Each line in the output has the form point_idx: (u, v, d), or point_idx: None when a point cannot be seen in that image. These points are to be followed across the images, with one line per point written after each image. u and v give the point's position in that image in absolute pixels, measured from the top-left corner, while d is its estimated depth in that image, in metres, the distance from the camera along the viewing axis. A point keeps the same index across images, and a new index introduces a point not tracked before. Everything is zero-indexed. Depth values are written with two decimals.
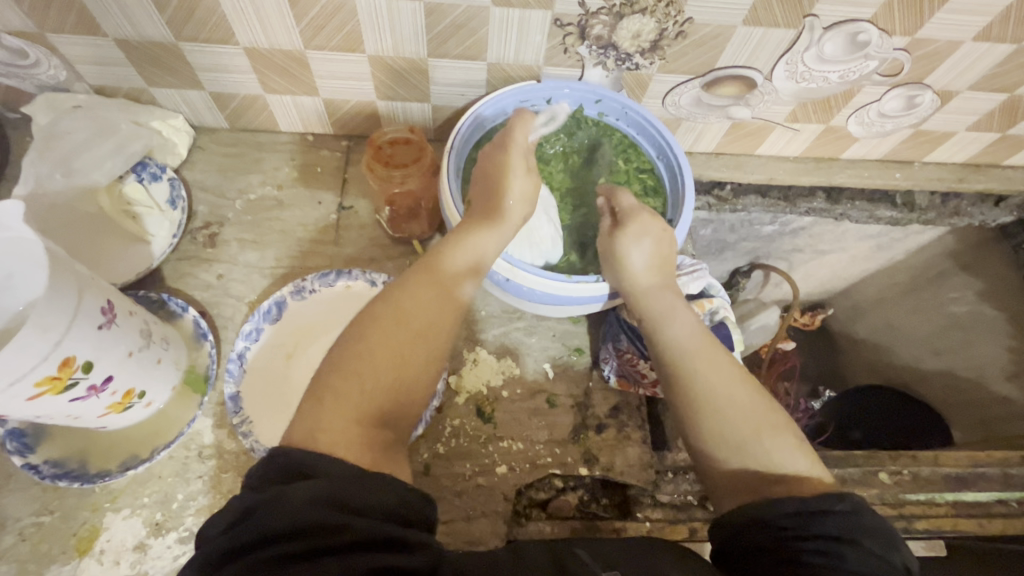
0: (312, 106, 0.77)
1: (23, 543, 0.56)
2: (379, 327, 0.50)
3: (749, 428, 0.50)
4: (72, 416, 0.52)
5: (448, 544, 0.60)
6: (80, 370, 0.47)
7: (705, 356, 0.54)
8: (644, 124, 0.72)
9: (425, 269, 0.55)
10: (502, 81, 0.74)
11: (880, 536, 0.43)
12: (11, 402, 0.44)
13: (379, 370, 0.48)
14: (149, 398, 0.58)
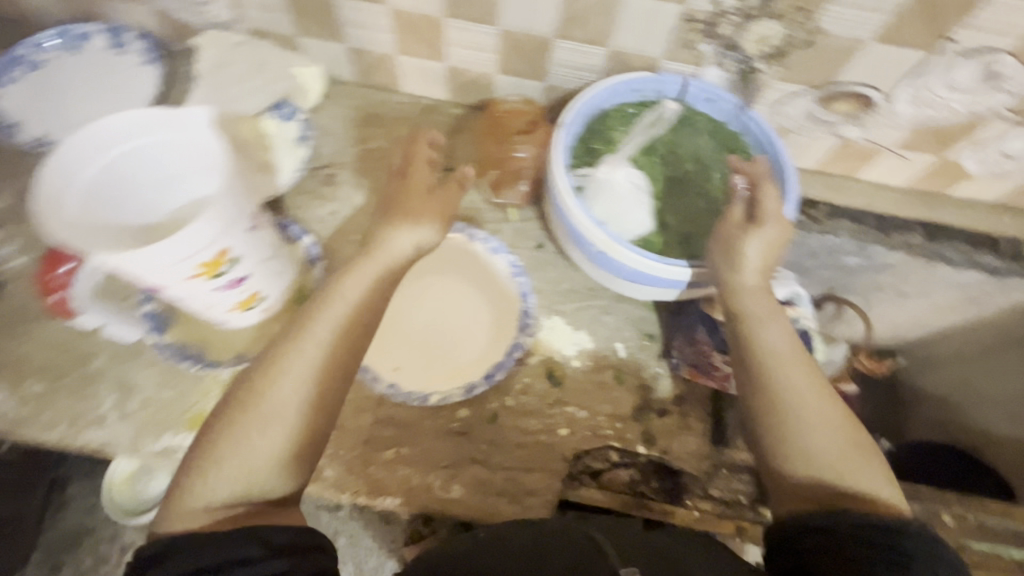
0: (435, 72, 0.83)
1: (144, 409, 0.65)
2: (257, 409, 0.53)
3: (828, 453, 0.54)
4: (208, 304, 0.59)
5: (503, 489, 0.64)
6: (229, 263, 0.54)
7: (797, 374, 0.57)
8: (753, 129, 0.73)
9: (311, 337, 0.56)
10: (619, 70, 0.77)
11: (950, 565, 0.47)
12: (175, 276, 0.52)
13: (258, 447, 0.53)
14: (266, 305, 0.66)
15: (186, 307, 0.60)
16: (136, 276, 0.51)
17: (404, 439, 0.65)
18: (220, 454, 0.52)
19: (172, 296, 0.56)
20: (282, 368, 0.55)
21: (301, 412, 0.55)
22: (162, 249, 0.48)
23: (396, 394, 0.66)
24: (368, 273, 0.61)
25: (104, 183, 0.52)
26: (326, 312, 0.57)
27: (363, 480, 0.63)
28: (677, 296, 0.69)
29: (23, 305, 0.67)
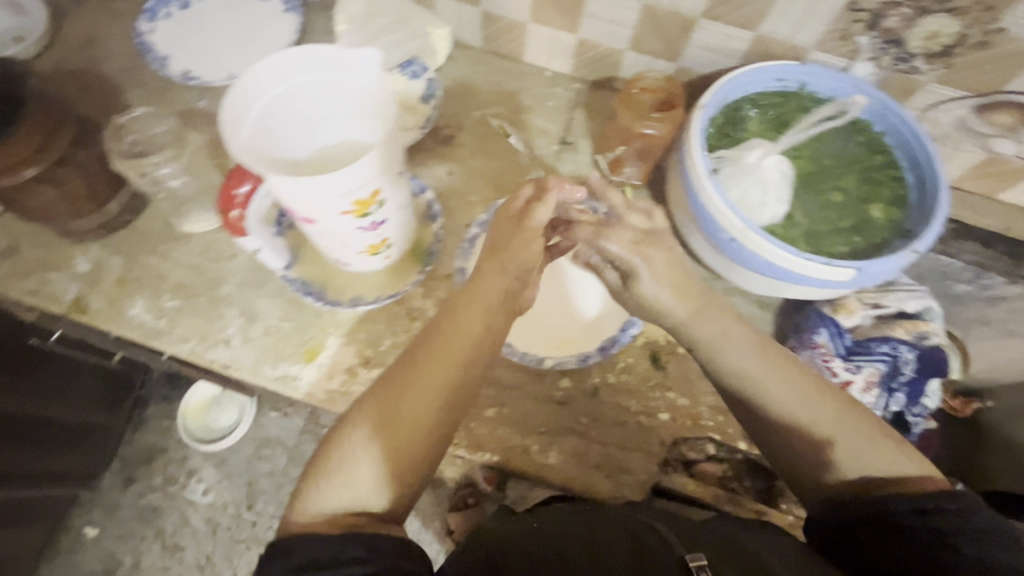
0: (565, 43, 0.81)
1: (265, 336, 0.68)
2: (372, 427, 0.54)
3: (864, 460, 0.52)
4: (345, 244, 0.61)
5: (601, 466, 0.64)
6: (376, 205, 0.56)
7: (777, 392, 0.55)
8: (903, 130, 0.67)
9: (430, 362, 0.56)
10: (760, 57, 0.74)
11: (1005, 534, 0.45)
12: (331, 210, 0.54)
13: (367, 461, 0.53)
14: (391, 253, 0.67)
15: (324, 244, 0.62)
16: (296, 204, 0.53)
17: (505, 399, 0.66)
18: (331, 463, 0.54)
19: (317, 231, 0.59)
20: (402, 394, 0.55)
21: (415, 439, 0.54)
22: (329, 180, 0.50)
23: (512, 353, 0.66)
24: (488, 302, 0.59)
25: (273, 113, 0.55)
26: (447, 338, 0.57)
27: (463, 433, 0.65)
28: (806, 297, 0.65)
29: (165, 225, 0.72)
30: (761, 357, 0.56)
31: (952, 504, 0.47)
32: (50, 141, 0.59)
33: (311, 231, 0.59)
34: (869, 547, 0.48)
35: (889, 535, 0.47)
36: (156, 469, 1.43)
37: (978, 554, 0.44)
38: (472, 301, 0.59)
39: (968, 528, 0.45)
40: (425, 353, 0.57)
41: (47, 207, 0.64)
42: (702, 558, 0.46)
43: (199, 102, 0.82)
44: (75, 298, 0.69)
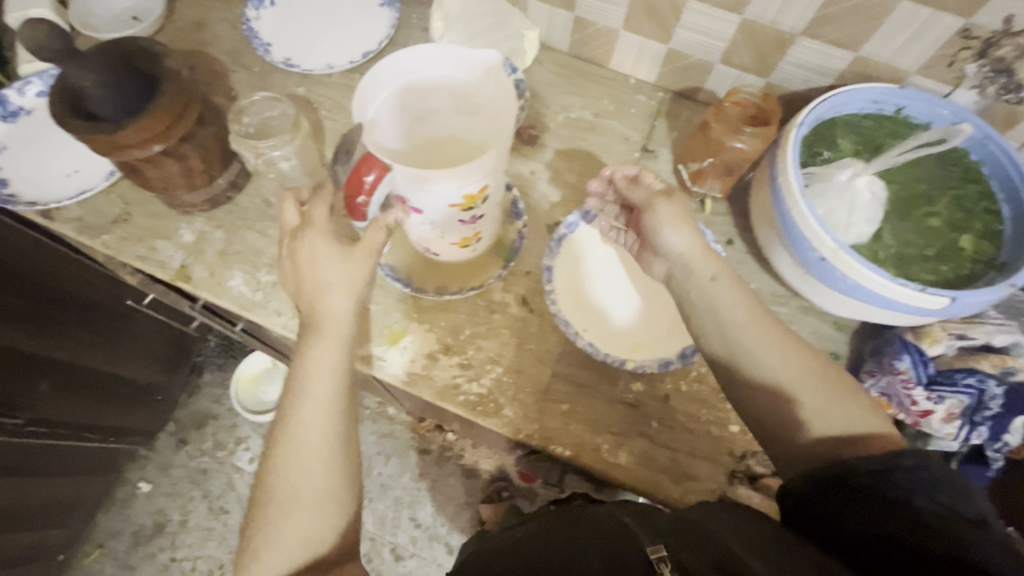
0: (654, 52, 0.82)
1: None
2: (273, 496, 0.55)
3: (828, 416, 0.53)
4: (442, 235, 0.64)
5: (670, 470, 0.65)
6: (480, 200, 0.60)
7: (757, 346, 0.56)
8: (1004, 161, 0.66)
9: (302, 415, 0.56)
10: (857, 78, 0.74)
11: (954, 488, 0.42)
12: (444, 200, 0.57)
13: (282, 528, 0.53)
14: (476, 249, 0.71)
15: (420, 234, 0.65)
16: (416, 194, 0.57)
17: (579, 396, 0.68)
18: (257, 547, 0.54)
19: (420, 221, 0.62)
20: (300, 442, 0.55)
21: (320, 484, 0.55)
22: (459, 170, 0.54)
23: (596, 353, 0.67)
24: (331, 343, 0.58)
25: (396, 104, 0.61)
26: (308, 384, 0.57)
27: (536, 426, 0.67)
28: (891, 323, 0.65)
29: (265, 204, 0.76)
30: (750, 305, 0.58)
31: (903, 459, 0.45)
32: (172, 118, 0.62)
33: (413, 221, 0.62)
34: (830, 518, 0.46)
35: (848, 503, 0.46)
36: (208, 434, 1.49)
37: (927, 508, 0.42)
38: (319, 342, 0.58)
39: (918, 483, 0.43)
40: (293, 406, 0.56)
41: (167, 179, 0.68)
42: (664, 550, 0.44)
43: (298, 88, 0.85)
44: (180, 266, 0.73)
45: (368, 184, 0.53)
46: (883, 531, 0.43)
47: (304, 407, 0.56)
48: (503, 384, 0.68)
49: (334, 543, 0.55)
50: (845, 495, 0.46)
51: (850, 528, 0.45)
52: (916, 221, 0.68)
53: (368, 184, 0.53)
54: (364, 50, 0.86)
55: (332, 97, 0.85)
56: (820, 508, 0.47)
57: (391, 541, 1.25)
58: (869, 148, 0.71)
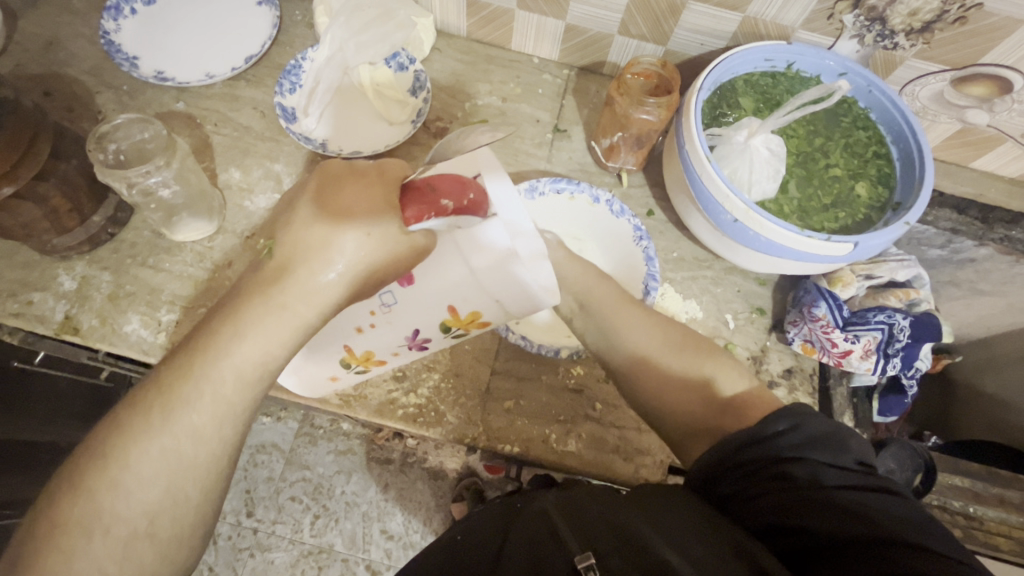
0: (553, 30, 0.80)
1: None
2: (111, 516, 0.41)
3: (702, 383, 0.54)
4: (374, 337, 0.58)
5: (619, 448, 0.65)
6: (456, 327, 0.60)
7: (627, 326, 0.58)
8: (887, 105, 0.69)
9: (191, 418, 0.44)
10: (748, 38, 0.75)
11: (829, 446, 0.45)
12: (447, 298, 0.56)
13: (111, 566, 0.41)
14: (362, 376, 0.63)
15: (338, 327, 0.57)
16: (434, 267, 0.54)
17: (521, 391, 0.67)
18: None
19: (373, 304, 0.56)
20: (164, 460, 0.43)
21: (189, 517, 0.44)
22: (511, 270, 0.53)
23: (529, 346, 0.66)
24: (276, 330, 0.46)
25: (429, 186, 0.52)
26: (217, 385, 0.45)
27: (481, 427, 0.65)
28: (806, 272, 0.67)
29: (154, 235, 0.69)
30: (618, 287, 0.62)
31: (778, 425, 0.46)
32: (18, 156, 0.56)
33: (366, 307, 0.56)
34: (735, 497, 0.46)
35: (745, 483, 0.46)
36: None
37: (816, 480, 0.43)
38: (257, 324, 0.46)
39: (797, 445, 0.45)
40: (179, 409, 0.44)
41: (28, 224, 0.61)
42: (591, 556, 0.43)
43: (177, 104, 0.78)
44: (65, 317, 0.65)
45: (468, 197, 0.49)
46: (780, 500, 0.43)
47: (202, 417, 0.45)
48: (442, 391, 0.66)
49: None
50: (747, 484, 0.45)
51: (752, 507, 0.44)
52: (819, 173, 0.71)
53: (468, 200, 0.49)
54: (246, 54, 0.79)
55: (218, 110, 0.78)
56: (723, 491, 0.47)
57: (365, 559, 1.22)
58: (768, 105, 0.73)
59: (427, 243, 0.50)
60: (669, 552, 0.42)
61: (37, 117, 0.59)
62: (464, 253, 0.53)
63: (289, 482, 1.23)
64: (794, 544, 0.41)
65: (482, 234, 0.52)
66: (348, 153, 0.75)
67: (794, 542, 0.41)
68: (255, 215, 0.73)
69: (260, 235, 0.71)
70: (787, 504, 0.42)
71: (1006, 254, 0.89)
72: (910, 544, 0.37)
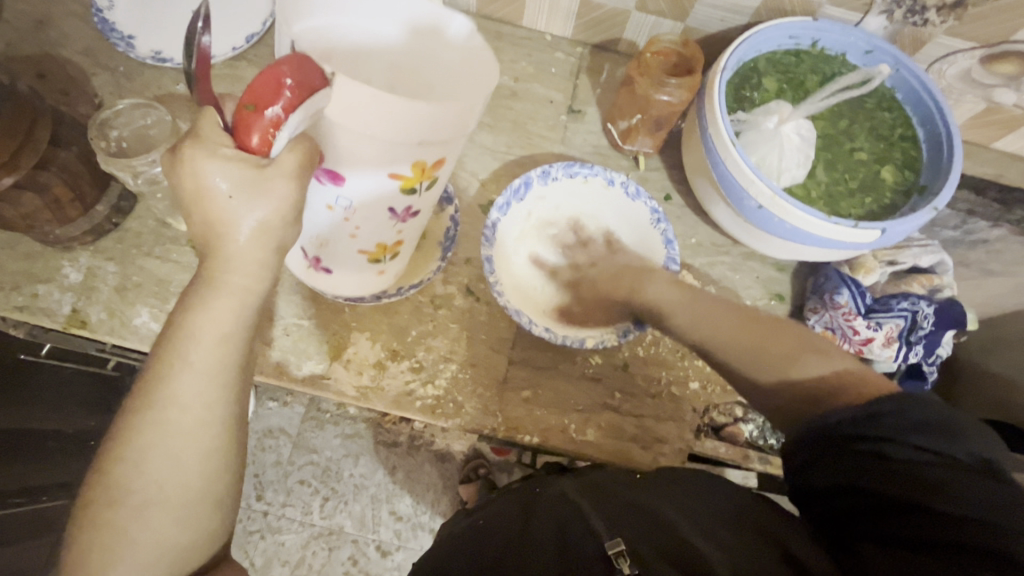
0: (567, 5, 0.77)
1: (285, 337, 0.65)
2: (127, 488, 0.42)
3: (793, 367, 0.52)
4: (357, 225, 0.49)
5: (638, 437, 0.65)
6: (427, 175, 0.46)
7: (707, 318, 0.59)
8: (915, 85, 0.67)
9: (172, 388, 0.42)
10: (771, 14, 0.72)
11: (933, 431, 0.40)
12: (381, 167, 0.43)
13: (139, 531, 0.42)
14: (402, 258, 0.61)
15: (331, 242, 0.52)
16: (344, 136, 0.39)
17: (539, 380, 0.66)
18: (96, 551, 0.41)
19: (334, 210, 0.47)
20: (159, 432, 0.42)
21: (197, 481, 0.44)
22: (417, 112, 0.37)
23: (552, 337, 0.63)
24: (232, 300, 0.43)
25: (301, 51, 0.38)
26: (188, 353, 0.43)
27: (500, 418, 0.64)
28: (829, 258, 0.66)
29: (159, 224, 0.67)
30: (676, 288, 0.63)
31: (885, 405, 0.41)
32: (16, 145, 0.54)
33: (336, 219, 0.48)
34: (802, 471, 0.44)
35: (817, 451, 0.43)
36: None
37: (903, 455, 0.39)
38: (213, 298, 0.43)
39: (901, 428, 0.40)
40: (164, 381, 0.43)
41: (30, 215, 0.59)
42: (622, 542, 0.43)
43: (176, 86, 0.75)
44: (72, 311, 0.64)
45: (287, 90, 0.36)
46: (855, 477, 0.40)
47: (186, 385, 0.42)
48: (460, 381, 0.65)
49: (208, 544, 0.45)
50: (822, 444, 0.43)
51: (813, 476, 0.43)
52: (843, 157, 0.69)
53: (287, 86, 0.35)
54: (247, 33, 0.76)
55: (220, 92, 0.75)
56: (795, 463, 0.45)
57: (375, 539, 1.23)
58: (793, 86, 0.71)
59: (302, 157, 0.39)
60: (699, 541, 0.43)
61: (36, 102, 0.57)
62: (355, 132, 0.39)
63: (298, 465, 1.24)
64: (843, 505, 0.41)
65: (346, 98, 0.37)
66: None
67: (841, 506, 0.41)
68: None
69: None
70: (868, 480, 0.40)
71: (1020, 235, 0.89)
72: (972, 523, 0.36)
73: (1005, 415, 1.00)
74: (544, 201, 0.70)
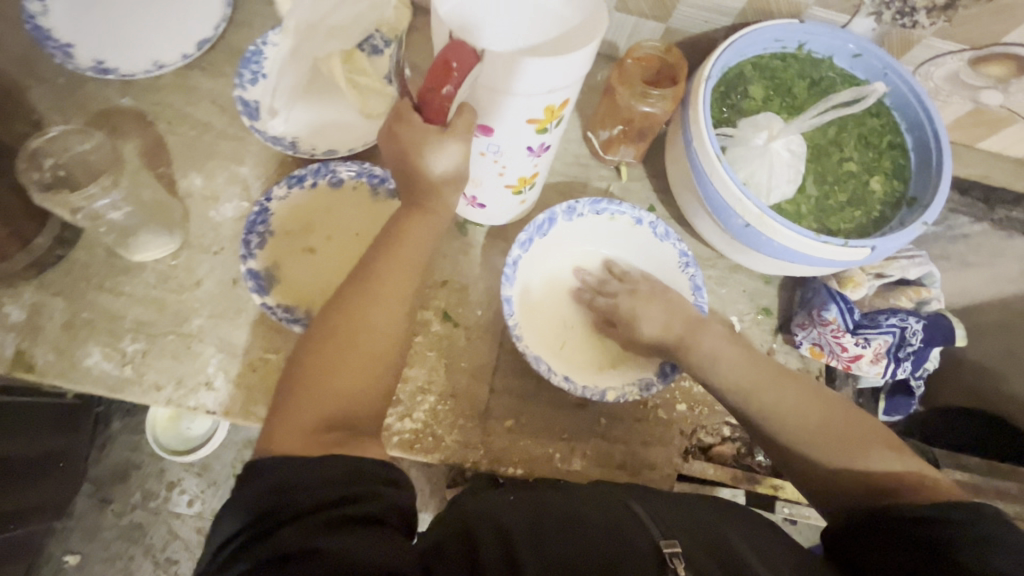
0: None
1: (252, 372, 0.61)
2: (342, 339, 0.49)
3: (857, 459, 0.51)
4: (502, 170, 0.57)
5: (625, 464, 0.63)
6: (557, 118, 0.51)
7: (773, 397, 0.54)
8: (904, 90, 0.65)
9: (384, 266, 0.52)
10: (756, 15, 0.69)
11: (1011, 553, 0.40)
12: (520, 114, 0.49)
13: (344, 379, 0.48)
14: (536, 187, 0.64)
15: (480, 182, 0.59)
16: (497, 104, 0.48)
17: (521, 409, 0.63)
18: (309, 392, 0.48)
19: (485, 154, 0.54)
20: (365, 301, 0.50)
21: (387, 347, 0.51)
22: (551, 63, 0.44)
23: (572, 389, 0.59)
24: (427, 216, 0.53)
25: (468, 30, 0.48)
26: (399, 242, 0.53)
27: (483, 450, 0.62)
28: (816, 273, 0.64)
29: (110, 255, 0.62)
30: (737, 347, 0.58)
31: (960, 513, 0.43)
32: None
33: (484, 158, 0.55)
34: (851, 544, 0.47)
35: (878, 538, 0.45)
36: (134, 486, 1.28)
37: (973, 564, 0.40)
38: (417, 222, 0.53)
39: (971, 538, 0.41)
40: (375, 264, 0.52)
41: None
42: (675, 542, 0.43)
43: (122, 99, 0.69)
44: (16, 352, 0.59)
45: (454, 73, 0.43)
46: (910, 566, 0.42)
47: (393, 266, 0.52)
48: (439, 414, 0.62)
49: (377, 408, 0.50)
50: (882, 529, 0.45)
51: (869, 558, 0.45)
52: (830, 166, 0.67)
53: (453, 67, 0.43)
54: (197, 40, 0.70)
55: (170, 105, 0.70)
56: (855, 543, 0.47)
57: None
58: (779, 92, 0.68)
59: (467, 117, 0.47)
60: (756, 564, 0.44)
61: None
62: (498, 90, 0.46)
63: None
64: None
65: (498, 64, 0.44)
66: (322, 154, 0.68)
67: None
68: (222, 226, 0.65)
69: (230, 250, 0.65)
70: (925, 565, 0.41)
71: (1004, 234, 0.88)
72: None
73: (983, 406, 1.02)
74: (569, 236, 0.67)
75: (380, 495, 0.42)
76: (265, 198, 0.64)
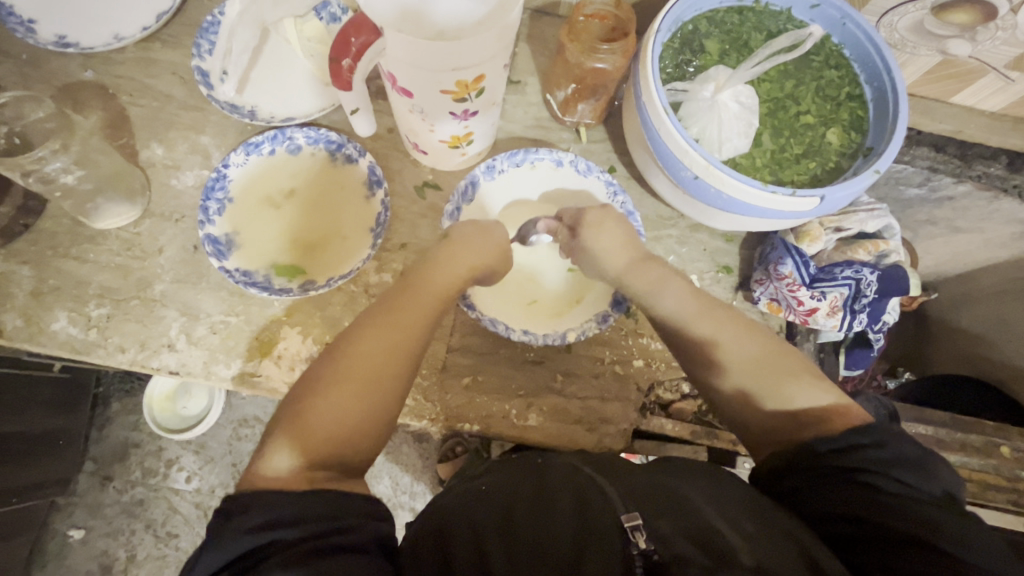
0: None
1: (214, 335, 0.63)
2: (342, 378, 0.49)
3: (788, 395, 0.51)
4: (431, 128, 0.60)
5: (583, 419, 0.64)
6: (475, 92, 0.54)
7: (713, 331, 0.56)
8: (862, 39, 0.63)
9: (386, 321, 0.53)
10: None
11: (918, 469, 0.43)
12: (431, 86, 0.52)
13: (337, 413, 0.48)
14: (481, 143, 0.67)
15: (416, 133, 0.63)
16: (407, 76, 0.51)
17: (479, 366, 0.65)
18: (303, 425, 0.47)
19: (412, 111, 0.58)
20: (370, 348, 0.51)
21: (386, 383, 0.50)
22: (438, 48, 0.47)
23: (533, 340, 0.62)
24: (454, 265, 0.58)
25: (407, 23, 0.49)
26: (397, 318, 0.53)
27: (439, 407, 0.63)
28: (771, 228, 0.64)
29: (75, 223, 0.64)
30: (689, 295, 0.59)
31: (865, 438, 0.45)
32: None
33: (412, 114, 0.59)
34: (797, 492, 0.45)
35: (807, 480, 0.45)
36: (133, 464, 1.31)
37: (897, 489, 0.41)
38: (438, 272, 0.57)
39: (888, 460, 0.43)
40: (371, 331, 0.52)
41: None
42: (638, 517, 0.42)
43: (85, 73, 0.70)
44: None
45: (353, 47, 0.51)
46: (858, 495, 0.42)
47: (398, 320, 0.53)
48: None
49: (369, 438, 0.49)
50: (817, 474, 0.45)
51: (821, 503, 0.43)
52: (786, 120, 0.66)
53: (353, 45, 0.51)
54: (156, 13, 0.71)
55: (132, 77, 0.71)
56: (789, 483, 0.46)
57: None
58: (735, 46, 0.67)
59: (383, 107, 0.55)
60: (721, 524, 0.42)
61: None
62: (401, 63, 0.50)
63: None
64: (846, 526, 0.41)
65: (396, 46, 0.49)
66: (280, 121, 0.69)
67: (836, 530, 0.42)
68: (184, 194, 0.67)
69: (192, 217, 0.66)
70: (856, 505, 0.42)
71: (985, 192, 0.84)
72: (948, 553, 0.37)
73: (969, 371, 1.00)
74: (496, 195, 0.69)
75: (367, 527, 0.42)
76: (222, 164, 0.64)
